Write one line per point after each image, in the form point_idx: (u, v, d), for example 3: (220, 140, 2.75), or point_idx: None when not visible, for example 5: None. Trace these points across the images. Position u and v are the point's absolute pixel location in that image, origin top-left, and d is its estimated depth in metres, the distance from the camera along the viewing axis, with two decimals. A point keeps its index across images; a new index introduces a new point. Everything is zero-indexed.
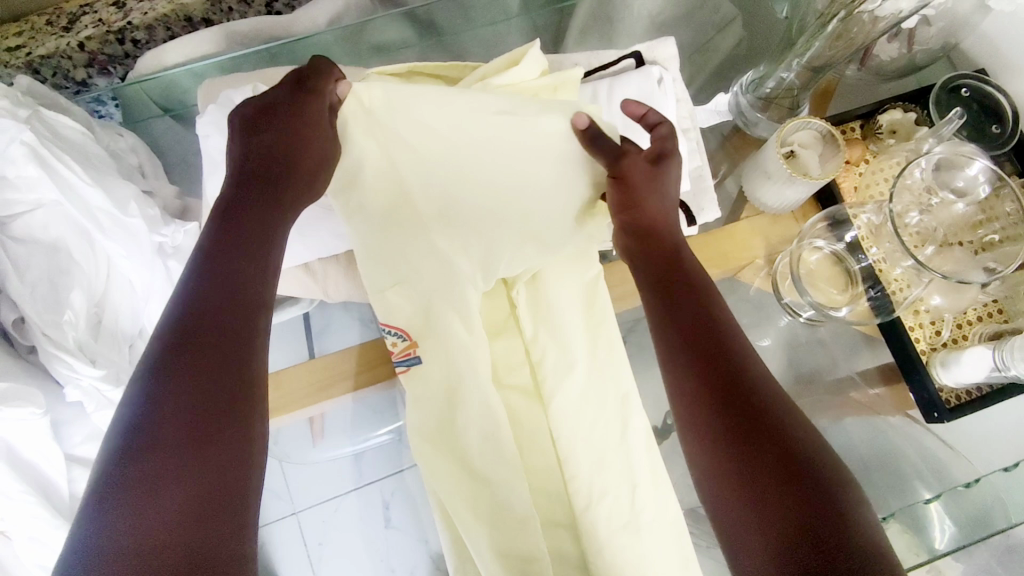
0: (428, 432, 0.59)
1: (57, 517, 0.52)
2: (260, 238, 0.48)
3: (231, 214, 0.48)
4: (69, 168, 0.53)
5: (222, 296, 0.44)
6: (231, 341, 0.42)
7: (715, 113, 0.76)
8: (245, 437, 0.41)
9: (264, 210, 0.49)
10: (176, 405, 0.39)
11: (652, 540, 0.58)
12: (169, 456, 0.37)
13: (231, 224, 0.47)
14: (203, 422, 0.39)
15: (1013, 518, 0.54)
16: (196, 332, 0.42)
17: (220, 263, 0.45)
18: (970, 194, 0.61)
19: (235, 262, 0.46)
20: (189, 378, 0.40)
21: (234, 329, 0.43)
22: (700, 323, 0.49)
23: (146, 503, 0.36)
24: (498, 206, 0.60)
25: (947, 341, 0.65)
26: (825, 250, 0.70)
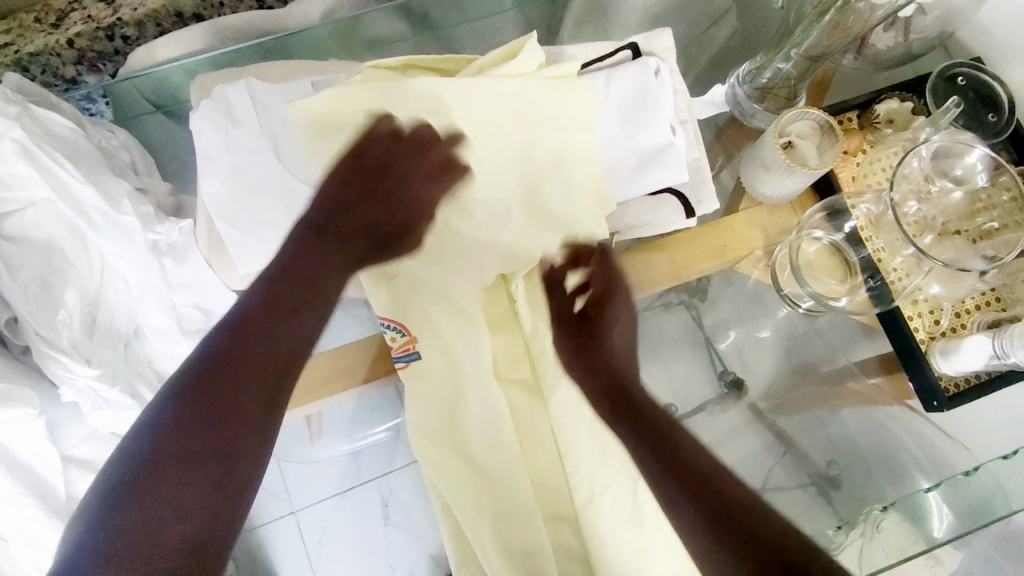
0: (434, 429, 0.60)
1: (54, 519, 0.51)
2: (309, 286, 0.52)
3: (290, 261, 0.52)
4: (59, 164, 0.52)
5: (258, 334, 0.48)
6: (254, 378, 0.46)
7: (711, 105, 0.75)
8: (244, 461, 0.44)
9: (320, 260, 0.53)
10: (183, 427, 0.43)
11: (656, 534, 0.57)
12: (165, 472, 0.42)
13: (286, 270, 0.52)
14: (204, 448, 0.43)
15: (1013, 504, 0.53)
16: (223, 359, 0.46)
17: (267, 303, 0.49)
18: (968, 182, 0.60)
19: (278, 299, 0.50)
20: (205, 399, 0.44)
21: (258, 361, 0.47)
22: (696, 491, 0.47)
23: (135, 512, 0.41)
24: (507, 197, 0.58)
25: (946, 330, 0.65)
26: (824, 241, 0.70)
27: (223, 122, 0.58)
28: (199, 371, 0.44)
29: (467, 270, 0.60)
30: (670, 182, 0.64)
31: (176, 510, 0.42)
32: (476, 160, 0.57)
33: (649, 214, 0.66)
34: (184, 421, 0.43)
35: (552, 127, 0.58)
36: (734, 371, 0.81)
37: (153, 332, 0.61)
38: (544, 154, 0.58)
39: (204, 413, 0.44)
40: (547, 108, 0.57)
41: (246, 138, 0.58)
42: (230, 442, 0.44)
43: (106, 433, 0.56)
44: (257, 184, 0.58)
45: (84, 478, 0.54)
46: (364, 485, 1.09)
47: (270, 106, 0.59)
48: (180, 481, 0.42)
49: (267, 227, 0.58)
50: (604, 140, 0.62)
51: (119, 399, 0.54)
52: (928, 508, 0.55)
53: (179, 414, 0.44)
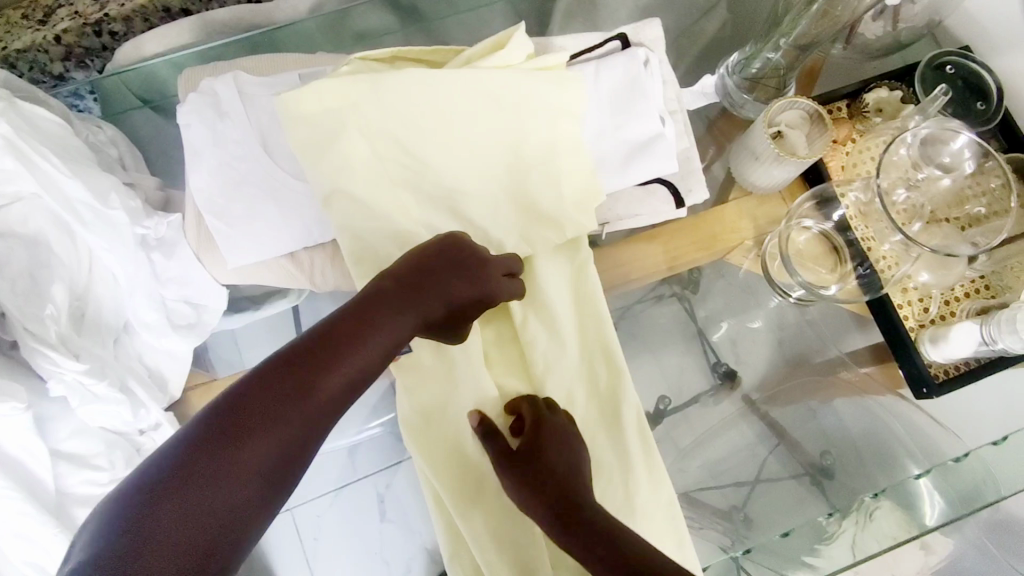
0: (425, 419, 0.59)
1: (45, 514, 0.50)
2: (377, 324, 0.48)
3: (372, 290, 0.50)
4: (46, 159, 0.51)
5: (329, 354, 0.45)
6: (315, 399, 0.43)
7: (700, 95, 0.74)
8: (265, 493, 0.40)
9: (407, 299, 0.50)
10: (237, 431, 0.40)
11: (646, 520, 0.59)
12: (206, 474, 0.39)
13: (368, 296, 0.49)
14: (251, 459, 0.40)
15: (1003, 490, 0.54)
16: (275, 382, 0.42)
17: (344, 326, 0.47)
18: (956, 169, 0.61)
19: (349, 338, 0.46)
20: (244, 417, 0.41)
21: (307, 393, 0.43)
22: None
23: (166, 513, 0.37)
24: (493, 191, 0.59)
25: (935, 317, 0.66)
26: (814, 230, 0.70)
27: (211, 115, 0.58)
28: (248, 390, 0.42)
29: None
30: (659, 173, 0.64)
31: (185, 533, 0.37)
32: (461, 155, 0.57)
33: (638, 205, 0.66)
34: (239, 424, 0.40)
35: (540, 121, 0.58)
36: (727, 362, 0.81)
37: (143, 326, 0.61)
38: (532, 148, 0.59)
39: (242, 430, 0.40)
40: (535, 102, 0.57)
41: (234, 131, 0.58)
42: (276, 461, 0.41)
43: (96, 427, 0.55)
44: (247, 178, 0.58)
45: (75, 473, 0.53)
46: (360, 482, 1.07)
47: (258, 99, 0.58)
48: (195, 500, 0.38)
49: (258, 222, 0.58)
50: (593, 131, 0.62)
51: (109, 393, 0.53)
52: (920, 496, 0.56)
53: (237, 412, 0.41)
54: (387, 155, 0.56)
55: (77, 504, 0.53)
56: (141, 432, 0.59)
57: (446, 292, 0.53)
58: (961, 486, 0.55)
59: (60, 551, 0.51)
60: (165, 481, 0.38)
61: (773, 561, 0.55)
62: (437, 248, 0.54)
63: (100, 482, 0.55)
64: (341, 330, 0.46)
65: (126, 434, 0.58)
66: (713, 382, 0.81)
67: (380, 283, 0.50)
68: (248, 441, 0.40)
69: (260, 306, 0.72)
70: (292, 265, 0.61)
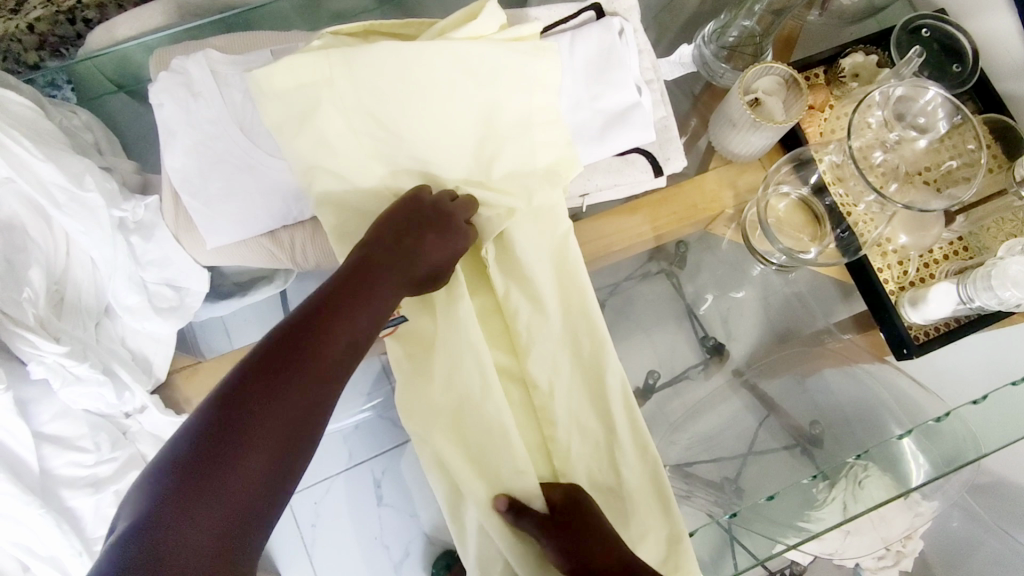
0: (415, 399, 0.60)
1: (29, 494, 0.48)
2: (356, 295, 0.51)
3: (346, 277, 0.52)
4: (16, 143, 0.50)
5: (312, 330, 0.47)
6: (306, 371, 0.45)
7: (678, 65, 0.74)
8: (282, 461, 0.43)
9: (380, 278, 0.53)
10: (239, 410, 0.42)
11: (629, 484, 0.60)
12: (216, 452, 0.40)
13: (341, 279, 0.52)
14: (255, 431, 0.42)
15: (983, 446, 0.56)
16: (271, 359, 0.45)
17: (324, 305, 0.50)
18: (931, 130, 0.62)
19: (330, 312, 0.49)
20: (247, 394, 0.43)
21: (302, 362, 0.45)
22: None
23: (187, 494, 0.39)
24: (468, 161, 0.60)
25: (914, 280, 0.66)
26: (793, 196, 0.70)
27: (184, 95, 0.57)
28: (246, 371, 0.44)
29: None
30: (638, 142, 0.64)
31: (211, 510, 0.39)
32: (438, 128, 0.57)
33: (619, 175, 0.66)
34: (240, 402, 0.42)
35: (513, 92, 0.58)
36: (715, 336, 0.81)
37: (126, 310, 0.60)
38: (506, 119, 0.59)
39: (246, 406, 0.42)
40: (507, 73, 0.57)
41: (208, 110, 0.57)
42: (286, 428, 0.43)
43: (80, 410, 0.54)
44: (224, 159, 0.58)
45: (59, 454, 0.52)
46: (359, 466, 1.09)
47: (231, 78, 0.58)
48: (215, 477, 0.40)
49: (239, 202, 0.58)
50: (570, 101, 0.63)
51: (89, 374, 0.52)
52: (904, 455, 0.57)
53: (239, 391, 0.43)
54: (361, 130, 0.56)
55: (62, 485, 0.52)
56: (128, 415, 0.58)
57: (414, 266, 0.55)
58: (943, 444, 0.57)
59: (47, 531, 0.50)
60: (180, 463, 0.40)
61: (761, 522, 0.55)
62: (397, 222, 0.56)
63: (85, 463, 0.54)
64: (321, 306, 0.49)
65: (113, 418, 0.57)
66: (702, 355, 0.81)
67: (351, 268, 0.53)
68: (255, 415, 0.42)
69: (247, 292, 0.72)
70: (275, 246, 0.62)
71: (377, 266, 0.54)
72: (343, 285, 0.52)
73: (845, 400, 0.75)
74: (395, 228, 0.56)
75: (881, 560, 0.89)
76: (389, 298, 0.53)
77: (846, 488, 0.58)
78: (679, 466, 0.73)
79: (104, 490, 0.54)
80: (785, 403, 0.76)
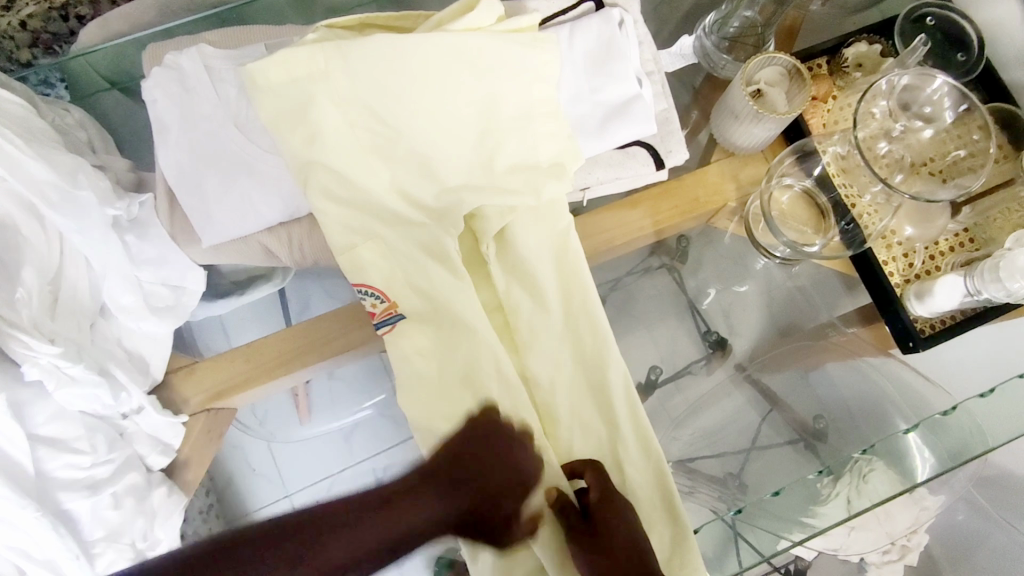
0: (423, 401, 0.57)
1: (25, 497, 0.46)
2: (428, 489, 0.47)
3: (436, 465, 0.49)
4: (8, 141, 0.49)
5: (371, 508, 0.46)
6: (334, 552, 0.44)
7: (678, 57, 0.73)
8: None
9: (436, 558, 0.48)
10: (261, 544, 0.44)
11: (632, 478, 0.59)
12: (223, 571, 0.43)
13: (434, 466, 0.49)
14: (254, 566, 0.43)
15: (990, 441, 0.56)
16: (324, 519, 0.45)
17: (404, 485, 0.48)
18: (937, 120, 0.61)
19: (395, 512, 0.46)
20: (279, 540, 0.44)
21: (339, 539, 0.44)
22: None
23: None
24: (468, 157, 0.58)
25: (920, 272, 0.65)
26: (795, 188, 0.69)
27: (177, 91, 0.57)
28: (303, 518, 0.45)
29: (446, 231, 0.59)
30: (638, 136, 0.63)
31: None
32: (437, 121, 0.56)
33: (620, 168, 0.65)
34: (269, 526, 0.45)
35: (512, 84, 0.57)
36: (717, 330, 0.80)
37: (121, 310, 0.59)
38: (505, 113, 0.58)
39: (265, 550, 0.44)
40: (507, 66, 0.56)
41: (203, 106, 0.57)
42: None
43: (76, 412, 0.52)
44: (219, 156, 0.57)
45: (55, 457, 0.51)
46: (360, 464, 1.15)
47: (225, 72, 0.57)
48: None
49: (235, 199, 0.57)
50: (570, 94, 0.62)
51: (84, 375, 0.51)
52: (909, 449, 0.57)
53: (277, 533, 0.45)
54: (358, 124, 0.55)
55: (59, 489, 0.51)
56: (123, 416, 0.57)
57: (506, 468, 0.48)
58: (950, 438, 0.56)
59: (46, 534, 0.48)
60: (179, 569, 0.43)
61: (769, 521, 0.55)
62: (482, 440, 0.49)
63: (82, 464, 0.52)
64: (391, 506, 0.46)
65: (108, 419, 0.56)
66: (704, 350, 0.80)
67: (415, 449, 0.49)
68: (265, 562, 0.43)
69: (243, 292, 0.71)
70: (272, 240, 0.60)
71: (456, 484, 0.47)
72: (427, 468, 0.48)
73: (848, 393, 0.75)
74: (482, 440, 0.49)
75: (886, 554, 0.88)
76: (448, 527, 0.47)
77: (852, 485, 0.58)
78: (686, 461, 0.72)
79: (102, 491, 0.53)
80: (788, 397, 0.76)
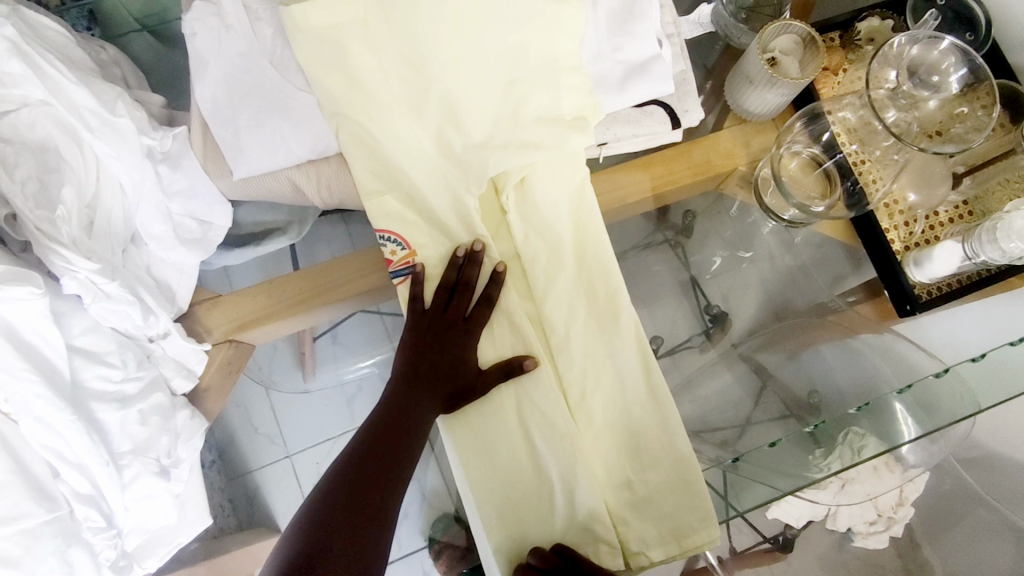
0: (451, 332, 0.61)
1: (61, 399, 0.48)
2: (424, 373, 0.61)
3: (412, 377, 0.61)
4: (53, 66, 0.51)
5: (397, 415, 0.60)
6: (388, 465, 0.58)
7: (696, 25, 0.73)
8: (353, 498, 0.55)
9: (442, 356, 0.61)
10: (364, 465, 0.57)
11: (639, 418, 0.61)
12: (364, 507, 0.55)
13: (410, 388, 0.61)
14: (377, 493, 0.56)
15: (982, 402, 0.56)
16: (373, 442, 0.59)
17: (409, 387, 0.61)
18: (943, 90, 0.64)
19: (404, 431, 0.59)
20: (356, 469, 0.57)
21: (386, 444, 0.58)
22: None
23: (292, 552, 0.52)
24: (493, 104, 0.60)
25: (920, 241, 0.69)
26: (804, 154, 0.71)
27: (216, 26, 0.58)
28: (361, 448, 0.58)
29: (467, 180, 0.61)
30: (656, 94, 0.66)
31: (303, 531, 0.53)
32: (467, 67, 0.58)
33: (637, 126, 0.68)
34: (359, 462, 0.57)
35: (539, 35, 0.59)
36: (717, 304, 0.81)
37: (151, 238, 0.61)
38: (532, 64, 0.60)
39: (346, 487, 0.55)
40: (535, 17, 0.58)
41: (238, 44, 0.58)
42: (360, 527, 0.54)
43: (108, 327, 0.55)
44: (254, 94, 0.59)
45: (90, 367, 0.52)
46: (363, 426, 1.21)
47: (261, 12, 0.58)
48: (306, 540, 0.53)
49: (267, 135, 0.59)
50: (592, 52, 0.65)
51: (120, 293, 0.53)
52: (895, 418, 0.57)
53: (349, 469, 0.57)
54: (393, 70, 0.57)
55: (93, 398, 0.52)
56: (151, 340, 0.59)
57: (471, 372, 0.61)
58: (932, 406, 0.57)
59: (76, 436, 0.49)
60: (321, 520, 0.53)
61: (763, 472, 0.56)
62: (448, 344, 0.61)
63: (113, 378, 0.54)
64: (401, 406, 0.60)
65: (136, 340, 0.58)
66: (702, 326, 0.81)
67: (428, 349, 0.61)
68: (349, 491, 0.55)
69: (259, 243, 0.72)
70: (300, 176, 0.62)
71: (426, 383, 0.60)
72: (416, 376, 0.61)
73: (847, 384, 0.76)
74: (443, 350, 0.61)
75: (873, 525, 0.89)
76: (433, 365, 0.61)
77: (844, 455, 0.56)
78: (696, 431, 0.72)
79: (131, 406, 0.55)
80: (781, 371, 0.76)
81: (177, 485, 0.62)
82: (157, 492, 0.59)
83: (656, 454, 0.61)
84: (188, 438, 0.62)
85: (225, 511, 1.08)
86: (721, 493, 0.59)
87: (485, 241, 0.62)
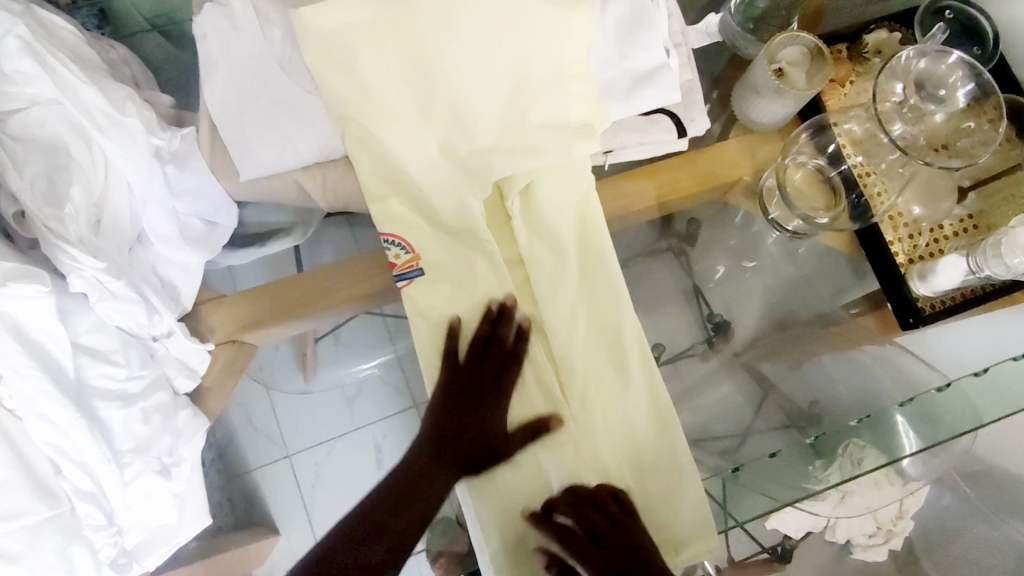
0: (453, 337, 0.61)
1: (65, 397, 0.48)
2: (453, 403, 0.60)
3: (441, 408, 0.61)
4: (65, 66, 0.52)
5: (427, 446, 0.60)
6: (413, 495, 0.59)
7: (705, 35, 0.73)
8: (374, 525, 0.58)
9: (466, 385, 0.60)
10: (390, 493, 0.60)
11: (640, 428, 0.61)
12: (384, 535, 0.58)
13: (439, 419, 0.61)
14: (398, 522, 0.59)
15: (984, 417, 0.56)
16: (403, 471, 0.60)
17: (439, 417, 0.61)
18: (950, 103, 0.64)
19: (432, 463, 0.60)
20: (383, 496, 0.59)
21: (414, 474, 0.60)
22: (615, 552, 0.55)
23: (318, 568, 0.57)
24: (499, 110, 0.60)
25: (924, 253, 0.68)
26: (808, 165, 0.71)
27: (226, 28, 0.58)
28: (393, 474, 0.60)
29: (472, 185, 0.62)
30: (663, 103, 0.66)
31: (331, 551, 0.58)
32: (474, 74, 0.58)
33: (643, 134, 0.68)
34: (387, 489, 0.60)
35: (548, 43, 0.59)
36: (720, 313, 0.80)
37: (157, 237, 0.62)
38: (539, 72, 0.59)
39: (372, 513, 0.59)
40: (544, 25, 0.58)
41: (247, 46, 0.59)
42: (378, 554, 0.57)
43: (113, 326, 0.55)
44: (262, 95, 0.59)
45: (94, 365, 0.53)
46: (362, 428, 1.21)
47: None
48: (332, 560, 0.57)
49: (274, 137, 0.60)
50: (599, 58, 0.64)
51: (125, 292, 0.53)
52: (896, 429, 0.58)
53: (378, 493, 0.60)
54: (400, 75, 0.57)
55: (96, 395, 0.53)
56: (155, 339, 0.60)
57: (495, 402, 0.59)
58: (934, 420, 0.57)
59: (79, 433, 0.50)
60: (344, 540, 0.58)
61: (763, 482, 0.57)
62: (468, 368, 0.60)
63: (117, 377, 0.54)
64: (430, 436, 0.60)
65: (140, 339, 0.58)
66: (705, 334, 0.79)
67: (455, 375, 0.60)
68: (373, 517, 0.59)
69: (265, 243, 0.73)
70: (305, 178, 0.63)
71: (452, 414, 0.60)
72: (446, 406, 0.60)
73: (846, 392, 0.76)
74: (466, 377, 0.60)
75: (873, 538, 0.90)
76: (459, 396, 0.60)
77: (844, 466, 0.57)
78: (697, 439, 0.71)
79: (133, 404, 0.55)
80: (782, 381, 0.77)
81: (178, 483, 0.62)
82: (157, 491, 0.59)
83: (660, 467, 0.60)
84: (190, 437, 0.63)
85: (224, 510, 1.11)
86: (719, 501, 0.59)
87: (488, 246, 0.61)
